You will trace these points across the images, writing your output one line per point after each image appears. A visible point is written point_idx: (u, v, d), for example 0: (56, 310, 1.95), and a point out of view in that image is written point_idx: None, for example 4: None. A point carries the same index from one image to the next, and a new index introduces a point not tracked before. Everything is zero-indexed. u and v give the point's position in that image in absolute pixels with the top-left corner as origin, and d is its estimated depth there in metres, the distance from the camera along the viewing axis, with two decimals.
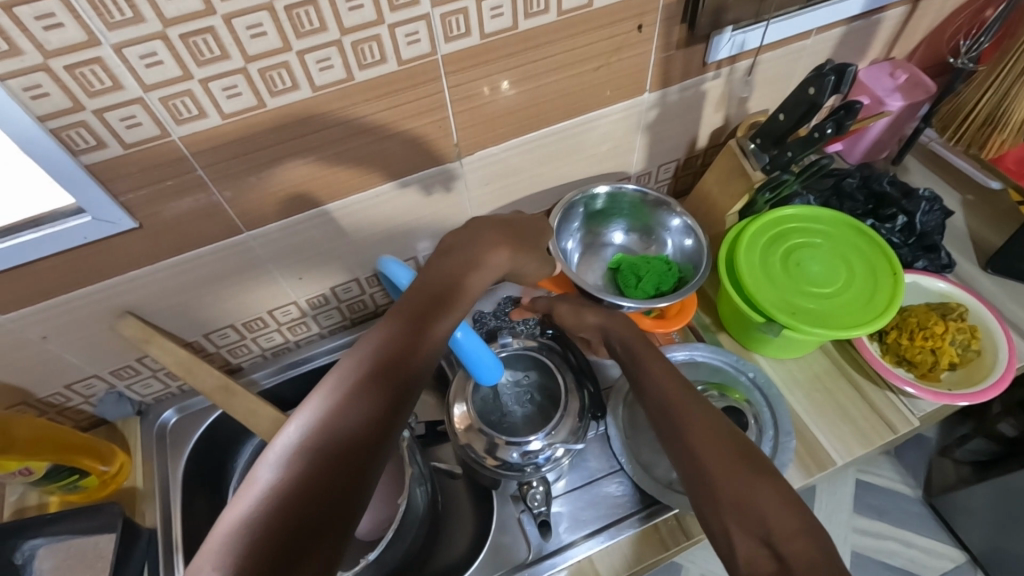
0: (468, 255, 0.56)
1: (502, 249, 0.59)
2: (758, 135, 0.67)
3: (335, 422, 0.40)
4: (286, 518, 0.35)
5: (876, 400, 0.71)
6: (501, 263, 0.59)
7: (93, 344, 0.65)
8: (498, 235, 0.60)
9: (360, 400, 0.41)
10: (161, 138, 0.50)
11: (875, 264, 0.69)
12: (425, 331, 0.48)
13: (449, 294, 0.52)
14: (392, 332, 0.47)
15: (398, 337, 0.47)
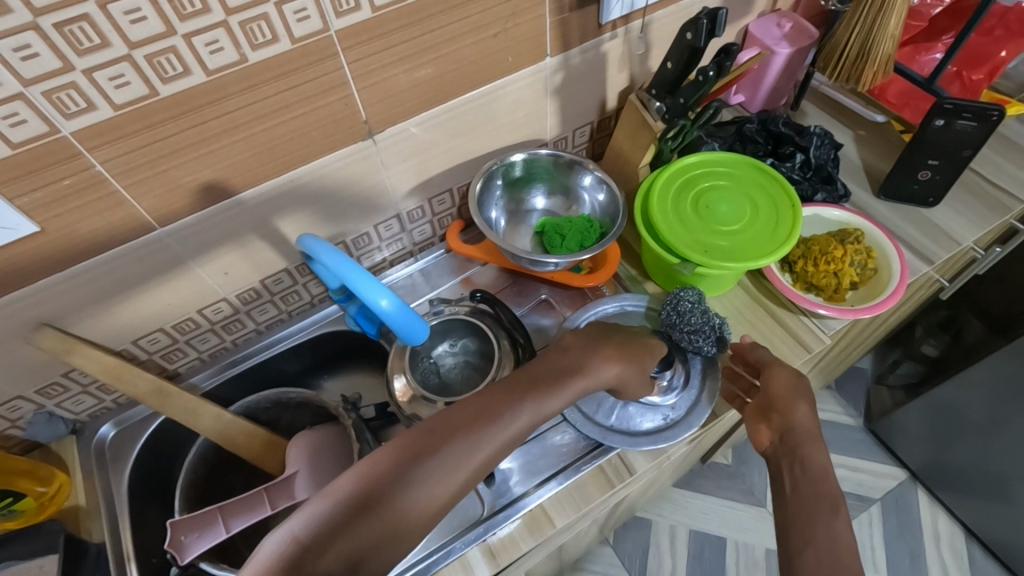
0: (580, 371, 0.55)
1: (612, 363, 0.57)
2: (653, 87, 0.70)
3: (413, 468, 0.43)
4: (335, 534, 0.39)
5: (791, 325, 0.76)
6: (604, 376, 0.56)
7: (11, 362, 0.63)
8: (607, 347, 0.58)
9: (435, 462, 0.44)
10: (50, 135, 0.49)
11: (776, 197, 0.74)
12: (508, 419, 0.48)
13: (548, 397, 0.51)
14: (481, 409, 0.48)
15: (486, 417, 0.48)
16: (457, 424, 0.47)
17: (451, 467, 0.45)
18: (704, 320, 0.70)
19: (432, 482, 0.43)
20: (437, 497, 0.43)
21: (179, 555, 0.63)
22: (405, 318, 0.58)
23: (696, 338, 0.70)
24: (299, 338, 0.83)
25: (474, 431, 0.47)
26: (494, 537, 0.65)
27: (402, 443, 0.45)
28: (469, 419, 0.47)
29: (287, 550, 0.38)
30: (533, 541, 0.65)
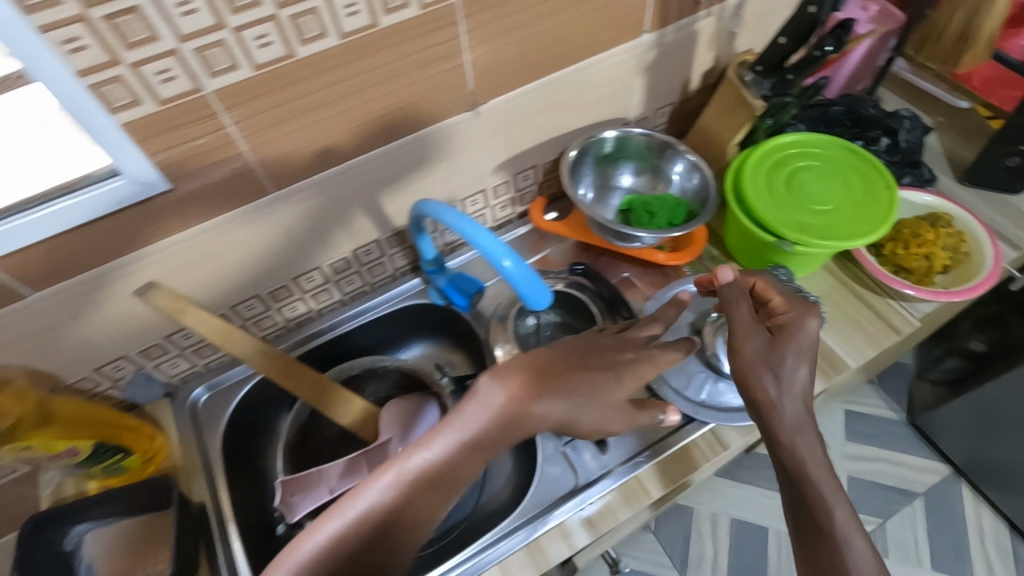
0: (532, 417, 0.52)
1: (551, 404, 0.53)
2: (759, 63, 0.69)
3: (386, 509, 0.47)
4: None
5: (880, 307, 0.77)
6: (549, 417, 0.53)
7: (124, 321, 0.65)
8: (540, 386, 0.52)
9: (400, 501, 0.48)
10: (193, 93, 0.50)
11: (871, 179, 0.74)
12: (446, 483, 0.49)
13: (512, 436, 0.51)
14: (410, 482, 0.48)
15: (416, 490, 0.48)
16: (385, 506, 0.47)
17: (411, 512, 0.48)
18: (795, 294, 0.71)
19: (402, 522, 0.48)
20: (406, 533, 0.48)
21: (288, 512, 0.67)
22: (529, 279, 0.56)
23: None
24: (380, 311, 0.84)
25: (407, 502, 0.48)
26: (590, 507, 0.66)
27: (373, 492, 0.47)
28: (395, 496, 0.48)
29: None
30: (631, 511, 0.66)
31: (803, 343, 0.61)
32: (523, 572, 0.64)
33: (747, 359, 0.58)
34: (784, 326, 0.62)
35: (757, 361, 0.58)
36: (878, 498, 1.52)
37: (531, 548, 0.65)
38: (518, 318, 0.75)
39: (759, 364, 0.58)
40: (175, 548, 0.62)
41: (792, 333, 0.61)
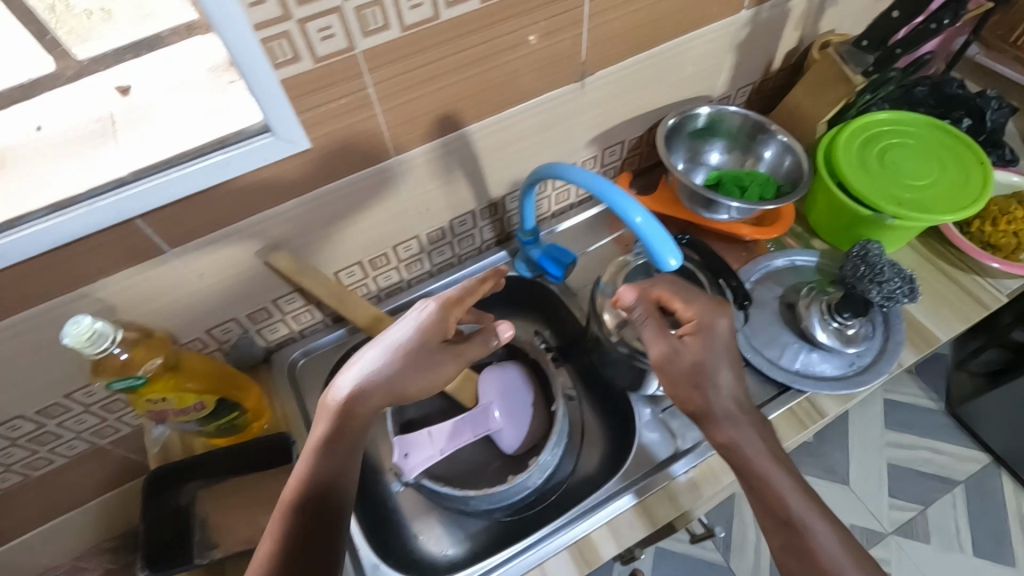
0: (363, 422, 0.56)
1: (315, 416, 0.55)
2: (864, 37, 0.71)
3: (301, 503, 0.52)
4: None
5: (967, 283, 0.78)
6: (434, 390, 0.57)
7: (241, 282, 0.67)
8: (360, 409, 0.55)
9: (310, 489, 0.53)
10: (346, 52, 0.51)
11: (963, 156, 0.75)
12: (336, 496, 0.53)
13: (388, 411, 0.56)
14: (291, 515, 0.51)
15: (298, 516, 0.51)
16: (284, 540, 0.50)
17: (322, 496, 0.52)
18: (889, 264, 0.69)
19: (322, 508, 0.52)
20: (336, 510, 0.53)
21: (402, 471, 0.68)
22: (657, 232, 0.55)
23: (885, 284, 0.67)
24: (467, 283, 0.85)
25: (318, 486, 0.53)
26: (695, 469, 0.68)
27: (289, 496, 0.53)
28: (286, 532, 0.51)
29: None
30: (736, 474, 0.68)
31: (715, 347, 0.57)
32: (633, 531, 0.65)
33: (676, 367, 0.57)
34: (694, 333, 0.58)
35: (694, 364, 0.57)
36: (918, 485, 1.50)
37: (640, 508, 0.66)
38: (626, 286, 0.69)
39: (699, 367, 0.56)
40: None
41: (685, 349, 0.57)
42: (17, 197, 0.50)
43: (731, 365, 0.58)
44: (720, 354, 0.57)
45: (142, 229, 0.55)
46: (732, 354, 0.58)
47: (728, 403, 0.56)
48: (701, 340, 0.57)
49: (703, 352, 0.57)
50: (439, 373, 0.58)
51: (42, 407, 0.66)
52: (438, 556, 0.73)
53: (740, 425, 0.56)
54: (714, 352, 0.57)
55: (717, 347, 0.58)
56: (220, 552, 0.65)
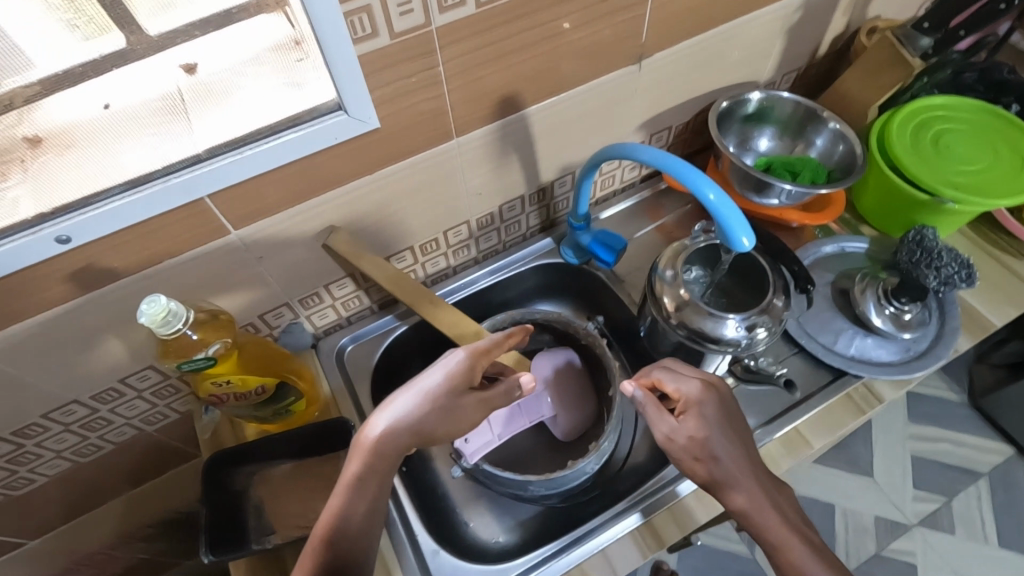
0: (392, 462, 0.55)
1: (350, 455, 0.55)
2: (926, 19, 0.71)
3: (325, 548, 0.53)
4: None
5: (1018, 269, 0.78)
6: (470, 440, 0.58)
7: (297, 265, 0.66)
8: (388, 455, 0.55)
9: (336, 535, 0.53)
10: (422, 28, 0.51)
11: (1017, 142, 0.75)
12: (362, 534, 0.54)
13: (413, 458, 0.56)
14: (318, 554, 0.53)
15: (325, 561, 0.52)
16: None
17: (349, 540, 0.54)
18: (949, 252, 0.67)
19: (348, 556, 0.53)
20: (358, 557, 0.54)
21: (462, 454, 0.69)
22: (734, 213, 0.55)
23: (943, 270, 0.67)
24: (512, 270, 0.85)
25: (346, 532, 0.54)
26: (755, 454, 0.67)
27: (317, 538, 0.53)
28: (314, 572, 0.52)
29: None
30: (795, 460, 0.67)
31: (711, 420, 0.58)
32: (694, 516, 0.65)
33: (676, 447, 0.58)
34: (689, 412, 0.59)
35: (692, 442, 0.57)
36: (941, 476, 1.48)
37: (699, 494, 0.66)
38: (684, 271, 0.70)
39: (698, 444, 0.57)
40: None
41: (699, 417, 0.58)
42: (90, 175, 0.49)
43: (729, 435, 0.58)
44: (715, 429, 0.58)
45: (209, 207, 0.54)
46: (731, 426, 0.59)
47: (740, 469, 0.57)
48: (696, 421, 0.58)
49: (700, 430, 0.57)
50: (464, 421, 0.57)
51: (96, 393, 0.66)
52: (488, 542, 0.72)
53: (759, 500, 0.56)
54: (709, 428, 0.57)
55: (715, 421, 0.58)
56: (278, 538, 0.64)
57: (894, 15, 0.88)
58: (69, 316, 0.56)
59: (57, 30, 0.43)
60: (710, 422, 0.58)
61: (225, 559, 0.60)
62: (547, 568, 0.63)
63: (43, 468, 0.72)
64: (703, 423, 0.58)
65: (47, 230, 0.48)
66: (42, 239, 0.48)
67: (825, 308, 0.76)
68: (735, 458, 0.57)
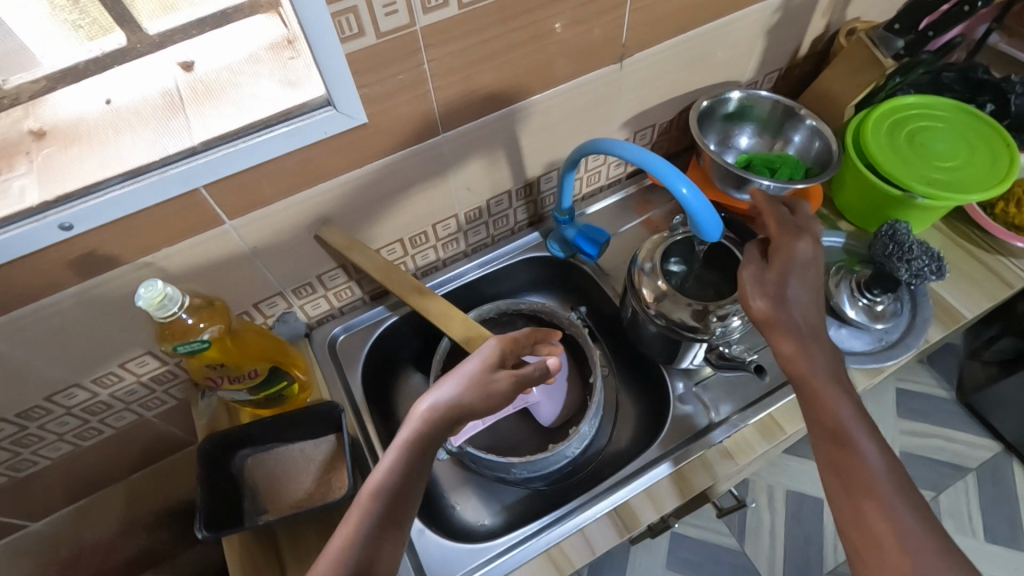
0: (437, 440, 0.57)
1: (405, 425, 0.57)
2: (897, 21, 0.73)
3: (374, 512, 0.53)
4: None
5: (991, 263, 0.80)
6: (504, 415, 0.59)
7: (290, 256, 0.69)
8: (438, 426, 0.57)
9: (384, 499, 0.54)
10: (406, 28, 0.53)
11: (990, 139, 0.77)
12: (409, 500, 0.55)
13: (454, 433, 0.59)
14: (368, 512, 0.53)
15: (372, 521, 0.53)
16: (362, 536, 0.52)
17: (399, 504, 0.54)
18: (920, 245, 0.70)
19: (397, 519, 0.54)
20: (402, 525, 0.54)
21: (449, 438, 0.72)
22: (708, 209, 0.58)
23: (915, 262, 0.69)
24: (500, 263, 0.87)
25: (393, 497, 0.54)
26: (729, 440, 0.70)
27: (365, 500, 0.54)
28: (364, 529, 0.52)
29: None
30: (769, 445, 0.69)
31: (794, 262, 0.59)
32: (670, 498, 0.68)
33: (749, 272, 0.60)
34: (781, 249, 0.60)
35: (768, 276, 0.58)
36: (933, 471, 1.42)
37: (675, 477, 0.68)
38: (663, 264, 0.72)
39: (773, 280, 0.58)
40: (349, 469, 0.66)
41: (788, 251, 0.59)
42: (93, 165, 0.52)
43: (802, 283, 0.59)
44: (790, 275, 0.58)
45: (205, 199, 0.57)
46: (809, 277, 0.59)
47: (802, 323, 0.57)
48: (781, 257, 0.59)
49: (779, 272, 0.58)
50: (497, 400, 0.59)
51: (97, 376, 0.69)
52: (475, 525, 0.75)
53: (809, 349, 0.56)
54: (788, 275, 0.58)
55: (796, 263, 0.59)
56: (270, 517, 0.67)
57: (873, 17, 0.90)
58: (72, 301, 0.59)
59: (58, 31, 0.47)
60: (788, 267, 0.59)
61: (219, 535, 0.62)
62: (525, 547, 0.65)
63: (46, 451, 0.75)
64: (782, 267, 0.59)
65: (51, 217, 0.51)
66: (46, 225, 0.50)
67: None
68: (805, 304, 0.58)
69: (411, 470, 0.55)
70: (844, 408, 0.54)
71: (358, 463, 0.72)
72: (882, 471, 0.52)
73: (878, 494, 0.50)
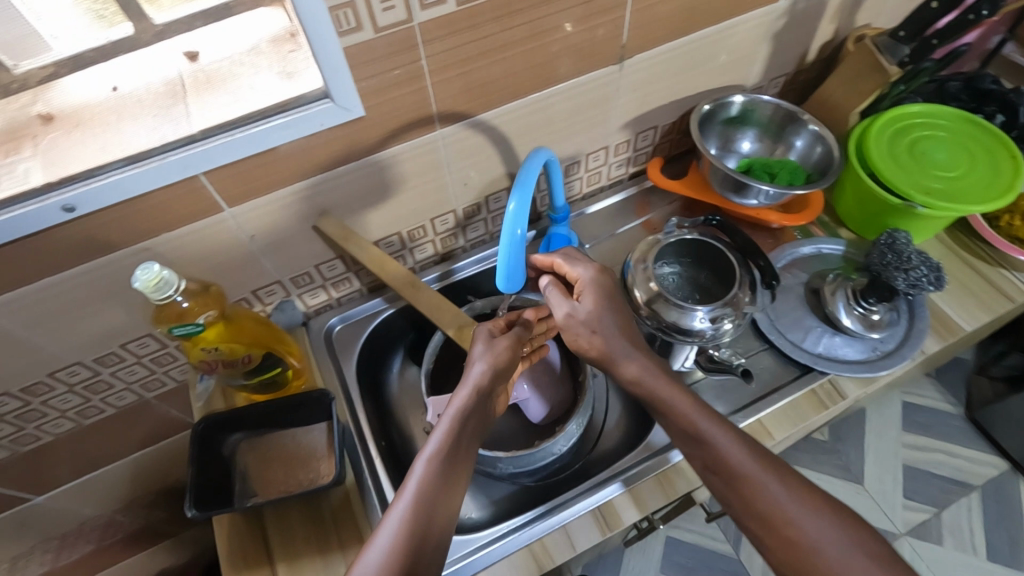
0: (483, 411, 0.62)
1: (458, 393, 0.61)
2: (902, 28, 0.73)
3: (439, 472, 0.56)
4: (409, 538, 0.51)
5: (991, 276, 0.79)
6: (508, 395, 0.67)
7: (288, 245, 0.71)
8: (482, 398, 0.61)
9: (445, 461, 0.57)
10: (404, 24, 0.54)
11: (995, 150, 0.77)
12: (463, 469, 0.58)
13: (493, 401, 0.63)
14: (433, 473, 0.55)
15: (436, 482, 0.55)
16: (429, 496, 0.54)
17: (459, 465, 0.58)
18: (919, 254, 0.68)
19: (456, 481, 0.57)
20: (459, 487, 0.57)
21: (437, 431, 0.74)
22: (522, 257, 0.60)
23: (912, 273, 0.67)
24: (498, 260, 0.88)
25: (449, 462, 0.57)
26: None
27: (426, 460, 0.56)
28: (430, 488, 0.55)
29: (389, 563, 0.49)
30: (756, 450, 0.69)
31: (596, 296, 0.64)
32: (654, 498, 0.68)
33: (577, 322, 0.63)
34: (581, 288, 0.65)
35: (591, 314, 0.63)
36: (931, 487, 1.38)
37: (660, 477, 0.69)
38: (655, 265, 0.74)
39: (596, 319, 0.63)
40: (337, 458, 0.67)
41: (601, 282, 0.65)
42: (96, 149, 0.54)
43: (615, 311, 0.64)
44: (606, 306, 0.64)
45: (204, 186, 0.58)
46: (617, 302, 0.65)
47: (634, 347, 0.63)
48: (591, 297, 0.64)
49: (596, 305, 0.63)
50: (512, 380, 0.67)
51: (99, 355, 0.71)
52: (461, 518, 0.75)
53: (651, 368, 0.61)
54: (603, 303, 0.63)
55: (603, 291, 0.64)
56: (260, 499, 0.69)
57: (882, 24, 0.90)
58: (74, 281, 0.60)
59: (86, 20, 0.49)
60: (597, 296, 0.64)
61: (208, 514, 0.64)
62: (508, 541, 0.66)
63: (49, 426, 0.77)
64: (599, 298, 0.64)
65: (54, 198, 0.52)
66: (48, 206, 0.52)
67: (795, 307, 0.78)
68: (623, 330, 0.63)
69: (463, 438, 0.59)
70: (720, 438, 0.56)
71: (348, 451, 0.73)
72: (768, 484, 0.54)
73: (777, 510, 0.52)
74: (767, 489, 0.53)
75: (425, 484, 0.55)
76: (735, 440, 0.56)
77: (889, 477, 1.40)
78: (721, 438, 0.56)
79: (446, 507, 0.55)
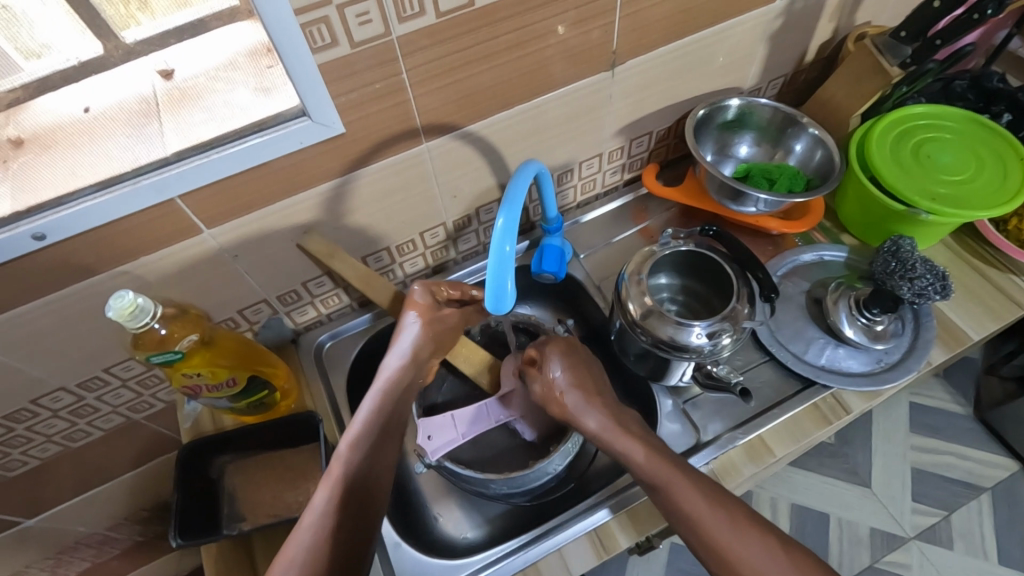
0: (413, 377, 0.65)
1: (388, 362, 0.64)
2: (902, 28, 0.70)
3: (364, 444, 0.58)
4: (340, 509, 0.54)
5: (1000, 281, 0.77)
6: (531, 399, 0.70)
7: (272, 263, 0.69)
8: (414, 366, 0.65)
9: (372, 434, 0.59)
10: (382, 38, 0.52)
11: (1005, 154, 0.74)
12: (392, 434, 0.61)
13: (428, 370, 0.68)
14: (358, 449, 0.58)
15: (364, 451, 0.58)
16: (359, 470, 0.57)
17: (385, 435, 0.60)
18: (926, 264, 0.65)
19: (384, 451, 0.59)
20: (392, 455, 0.60)
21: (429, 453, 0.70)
22: (510, 278, 0.56)
23: (917, 284, 0.64)
24: None
25: (377, 431, 0.60)
26: (716, 462, 0.68)
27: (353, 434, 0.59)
28: (358, 466, 0.57)
29: (318, 536, 0.52)
30: (756, 467, 0.67)
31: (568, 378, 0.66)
32: (651, 521, 0.66)
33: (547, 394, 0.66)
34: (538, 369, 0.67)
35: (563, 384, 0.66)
36: (943, 491, 1.35)
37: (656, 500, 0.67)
38: (651, 276, 0.74)
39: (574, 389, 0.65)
40: None
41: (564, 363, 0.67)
42: (64, 174, 0.52)
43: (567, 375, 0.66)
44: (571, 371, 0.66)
45: (181, 208, 0.57)
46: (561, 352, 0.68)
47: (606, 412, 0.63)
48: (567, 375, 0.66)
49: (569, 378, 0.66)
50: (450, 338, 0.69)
51: (81, 380, 0.69)
52: (456, 539, 0.73)
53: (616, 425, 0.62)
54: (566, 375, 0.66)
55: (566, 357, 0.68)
56: (248, 524, 0.67)
57: (884, 21, 0.87)
58: (51, 308, 0.59)
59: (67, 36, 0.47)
60: (566, 363, 0.66)
61: (193, 543, 0.63)
62: (500, 566, 0.64)
63: (35, 451, 0.76)
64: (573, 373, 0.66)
65: (24, 227, 0.51)
66: (18, 235, 0.51)
67: (797, 316, 0.76)
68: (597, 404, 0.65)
69: (392, 408, 0.62)
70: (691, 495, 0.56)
71: None
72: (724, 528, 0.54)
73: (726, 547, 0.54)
74: (718, 525, 0.54)
75: (350, 458, 0.57)
76: (683, 475, 0.57)
77: (897, 480, 1.37)
78: (669, 472, 0.57)
79: (381, 475, 0.58)
